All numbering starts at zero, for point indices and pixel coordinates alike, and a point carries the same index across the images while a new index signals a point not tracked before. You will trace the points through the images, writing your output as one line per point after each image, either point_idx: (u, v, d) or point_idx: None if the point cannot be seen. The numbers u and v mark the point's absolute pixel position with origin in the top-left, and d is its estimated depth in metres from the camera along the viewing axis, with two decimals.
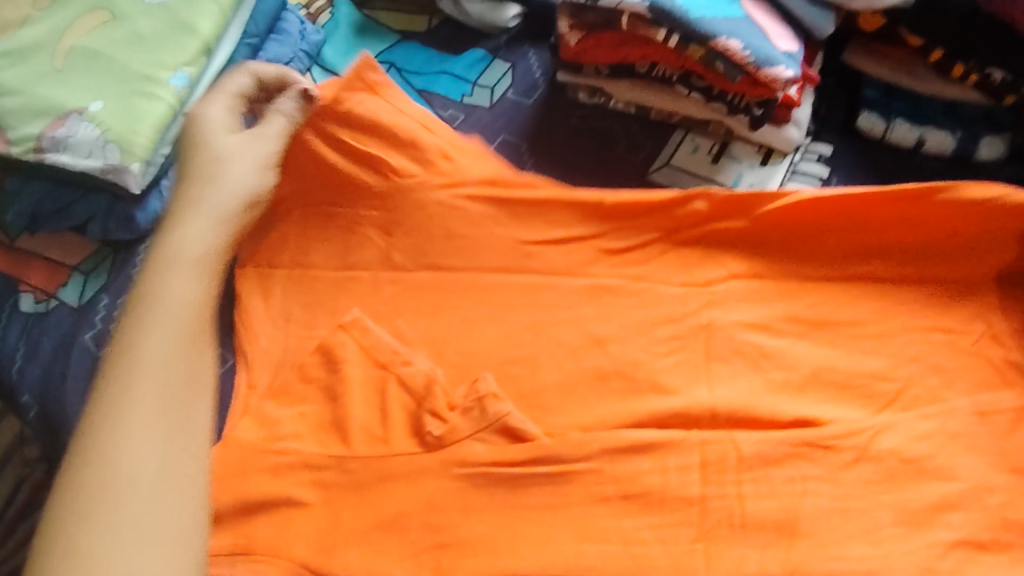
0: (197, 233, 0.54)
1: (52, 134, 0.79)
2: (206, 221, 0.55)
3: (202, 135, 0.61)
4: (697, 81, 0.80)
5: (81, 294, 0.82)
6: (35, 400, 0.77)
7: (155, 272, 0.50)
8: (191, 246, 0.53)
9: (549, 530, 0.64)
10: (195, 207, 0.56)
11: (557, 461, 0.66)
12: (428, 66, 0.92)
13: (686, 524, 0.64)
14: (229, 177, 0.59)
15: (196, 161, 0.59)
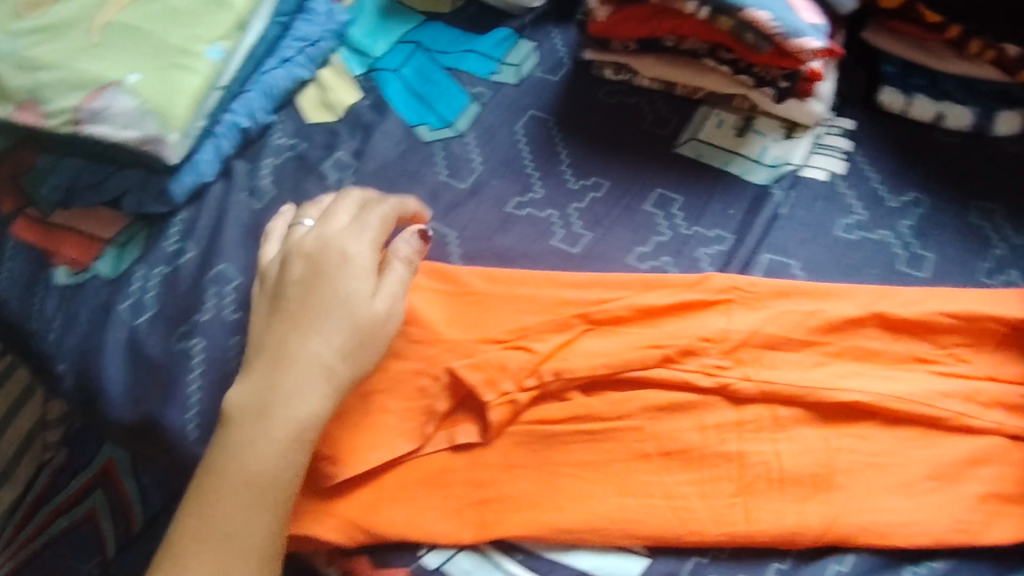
0: (310, 400, 0.62)
1: (88, 106, 0.80)
2: (312, 378, 0.62)
3: (318, 279, 0.66)
4: (725, 55, 0.81)
5: (115, 266, 0.82)
6: (71, 369, 0.80)
7: (251, 423, 0.61)
8: (297, 407, 0.61)
9: (591, 488, 0.64)
10: (317, 374, 0.62)
11: (593, 419, 0.67)
12: (453, 46, 0.94)
13: (727, 478, 0.64)
14: (350, 351, 0.64)
15: (307, 297, 0.65)
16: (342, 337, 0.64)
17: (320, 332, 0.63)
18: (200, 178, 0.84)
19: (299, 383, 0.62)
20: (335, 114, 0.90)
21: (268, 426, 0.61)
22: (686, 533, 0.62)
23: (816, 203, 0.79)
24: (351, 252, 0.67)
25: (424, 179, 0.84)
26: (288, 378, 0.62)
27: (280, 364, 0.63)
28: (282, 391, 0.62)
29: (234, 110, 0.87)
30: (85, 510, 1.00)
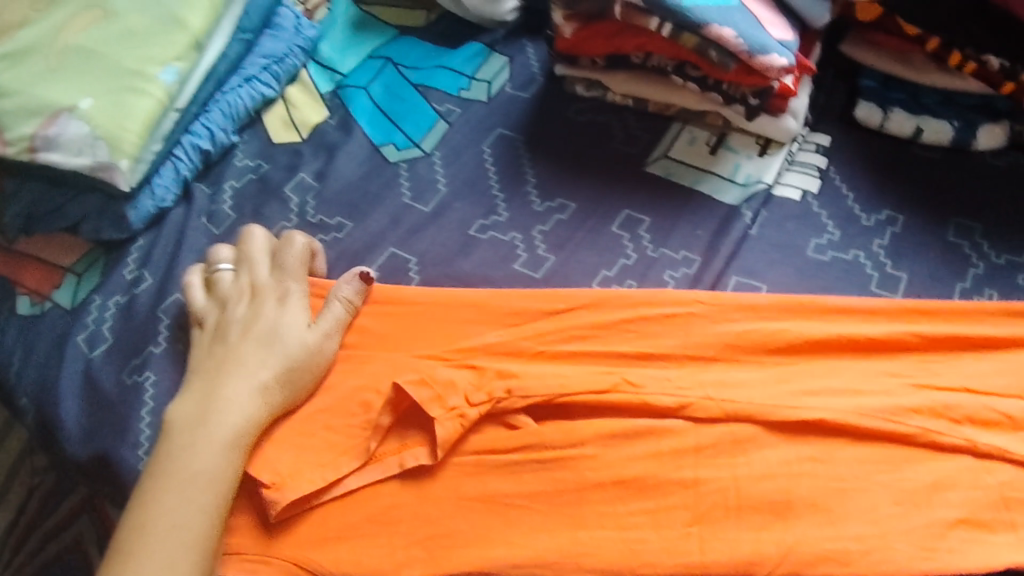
0: (244, 408, 0.66)
1: (44, 133, 0.79)
2: (246, 390, 0.66)
3: (251, 319, 0.71)
4: (692, 71, 0.79)
5: (74, 296, 0.81)
6: (30, 402, 0.79)
7: (189, 431, 0.65)
8: (230, 414, 0.65)
9: (543, 521, 0.63)
10: (251, 386, 0.67)
11: (549, 449, 0.65)
12: (424, 61, 0.92)
13: (681, 507, 0.62)
14: (283, 368, 0.68)
15: (245, 328, 0.70)
16: (274, 357, 0.68)
17: (255, 352, 0.69)
18: (159, 204, 0.83)
19: (235, 395, 0.66)
20: (301, 134, 0.88)
21: (205, 430, 0.64)
22: (639, 566, 0.60)
23: (786, 223, 0.77)
24: (287, 290, 0.72)
25: (385, 201, 0.82)
26: (224, 391, 0.66)
27: (218, 379, 0.67)
28: (219, 403, 0.66)
29: (194, 132, 0.86)
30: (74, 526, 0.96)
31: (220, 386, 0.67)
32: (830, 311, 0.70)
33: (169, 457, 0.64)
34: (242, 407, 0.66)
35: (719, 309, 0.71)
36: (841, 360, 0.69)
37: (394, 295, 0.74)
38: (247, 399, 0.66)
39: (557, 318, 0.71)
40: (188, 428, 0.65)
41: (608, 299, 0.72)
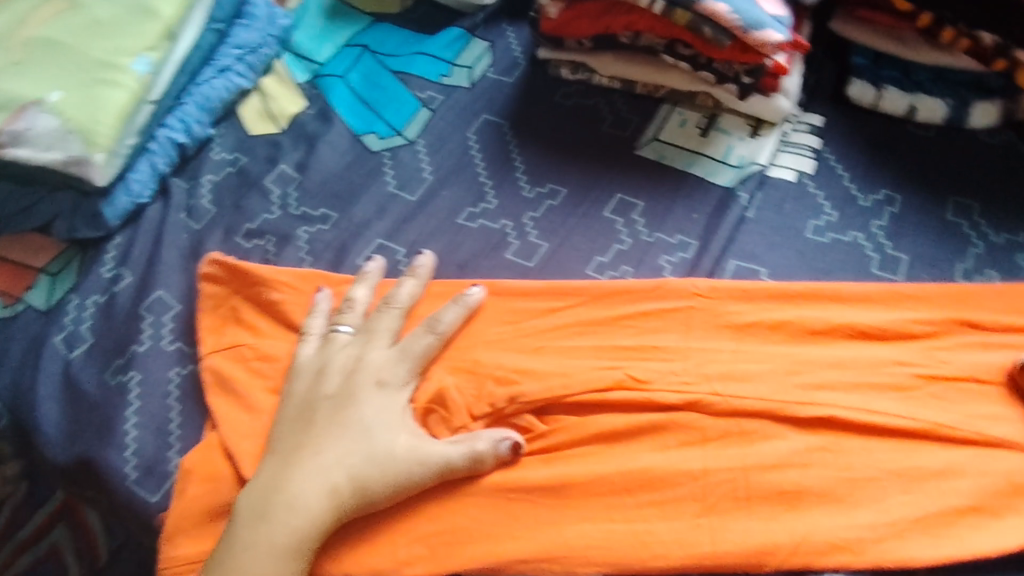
0: (310, 512, 0.59)
1: (10, 127, 0.74)
2: (316, 491, 0.60)
3: (348, 401, 0.63)
4: (683, 50, 0.76)
5: (49, 296, 0.78)
6: (4, 408, 0.75)
7: (248, 528, 0.59)
8: (295, 522, 0.59)
9: (546, 515, 0.61)
10: (323, 488, 0.60)
11: (553, 446, 0.64)
12: (402, 48, 0.88)
13: (688, 504, 0.61)
14: (364, 474, 0.60)
15: (334, 415, 0.63)
16: (356, 459, 0.60)
17: (341, 448, 0.61)
18: (136, 199, 0.80)
19: (302, 498, 0.59)
20: (278, 125, 0.85)
21: (262, 533, 0.58)
22: (644, 553, 0.58)
23: (783, 204, 0.75)
24: (387, 376, 0.65)
25: (371, 192, 0.79)
26: (293, 488, 0.60)
27: (290, 470, 0.61)
28: (281, 503, 0.59)
29: (169, 125, 0.83)
30: (47, 546, 1.06)
31: (290, 484, 0.60)
32: (832, 296, 0.70)
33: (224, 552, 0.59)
34: (310, 518, 0.59)
35: (716, 298, 0.69)
36: (841, 352, 0.67)
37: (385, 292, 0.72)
38: (318, 511, 0.59)
39: (557, 316, 0.70)
40: (247, 523, 0.59)
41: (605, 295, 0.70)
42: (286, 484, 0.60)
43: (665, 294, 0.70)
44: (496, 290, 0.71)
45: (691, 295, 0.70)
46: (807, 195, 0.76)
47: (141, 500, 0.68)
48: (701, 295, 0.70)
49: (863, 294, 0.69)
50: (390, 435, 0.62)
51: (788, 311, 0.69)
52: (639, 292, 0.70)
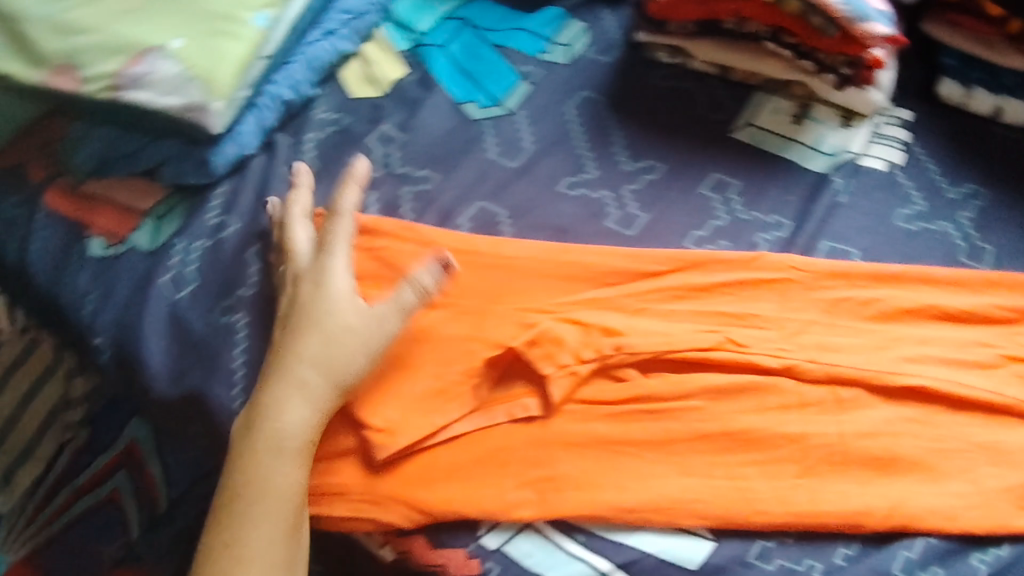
0: (300, 419, 0.65)
1: (129, 71, 0.77)
2: (297, 392, 0.65)
3: (295, 310, 0.69)
4: (788, 38, 0.80)
5: (154, 239, 0.81)
6: (108, 342, 0.78)
7: (246, 444, 0.65)
8: (287, 424, 0.64)
9: (651, 465, 0.64)
10: (303, 395, 0.65)
11: (657, 399, 0.66)
12: (503, 24, 0.92)
13: (790, 465, 0.63)
14: (334, 368, 0.66)
15: (298, 325, 0.68)
16: (316, 350, 0.66)
17: (306, 347, 0.67)
18: (242, 151, 0.82)
19: (286, 401, 0.65)
20: (380, 90, 0.88)
21: (260, 442, 0.64)
22: (746, 506, 0.62)
23: (873, 193, 0.78)
24: (330, 274, 0.70)
25: (471, 157, 0.82)
26: (275, 396, 0.65)
27: (267, 383, 0.66)
28: (267, 412, 0.65)
29: (276, 81, 0.84)
30: (107, 491, 1.11)
31: (272, 395, 0.66)
32: (922, 277, 0.72)
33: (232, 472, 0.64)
34: (300, 416, 0.65)
35: (812, 272, 0.72)
36: (934, 332, 0.70)
37: (490, 249, 0.74)
38: (305, 408, 0.65)
39: (658, 279, 0.72)
40: (243, 440, 0.65)
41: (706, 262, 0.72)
42: (265, 397, 0.66)
43: (762, 263, 0.72)
44: (599, 252, 0.73)
45: (789, 267, 0.72)
46: (896, 186, 0.79)
47: None
48: (797, 267, 0.72)
49: (952, 278, 0.72)
50: (346, 317, 0.68)
51: (880, 287, 0.72)
52: (736, 262, 0.72)
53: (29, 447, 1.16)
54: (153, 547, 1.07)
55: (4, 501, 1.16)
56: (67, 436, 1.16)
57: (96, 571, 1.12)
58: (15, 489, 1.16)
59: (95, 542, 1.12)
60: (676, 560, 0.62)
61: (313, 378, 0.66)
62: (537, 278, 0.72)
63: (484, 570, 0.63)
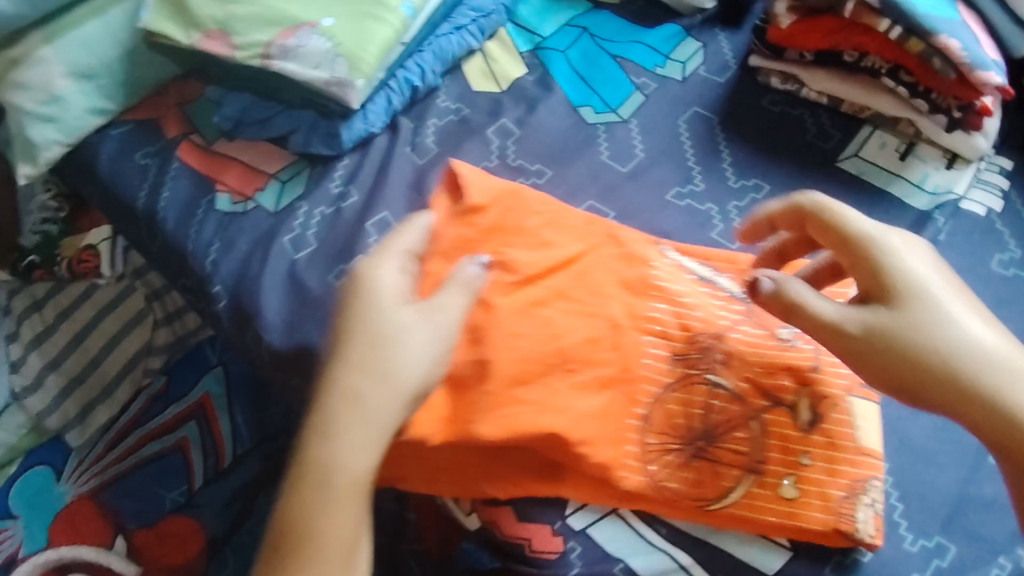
0: (360, 452, 0.52)
1: (281, 43, 0.83)
2: (360, 420, 0.52)
3: (358, 307, 0.56)
4: (906, 77, 0.82)
5: (277, 201, 0.85)
6: (226, 292, 0.82)
7: (302, 486, 0.52)
8: (350, 464, 0.52)
9: (687, 462, 0.64)
10: (357, 414, 0.52)
11: (712, 410, 0.65)
12: (621, 36, 0.96)
13: (825, 469, 0.63)
14: (393, 381, 0.54)
15: (348, 330, 0.55)
16: (371, 362, 0.54)
17: (366, 355, 0.54)
18: (369, 128, 0.87)
19: (352, 433, 0.52)
20: (500, 85, 0.92)
21: (315, 480, 0.52)
22: (792, 511, 0.62)
23: (972, 236, 0.80)
24: (393, 313, 0.56)
25: (582, 160, 0.86)
26: (336, 425, 0.52)
27: (321, 408, 0.53)
28: (321, 446, 0.52)
29: (408, 68, 0.90)
30: (177, 438, 1.10)
31: (330, 422, 0.52)
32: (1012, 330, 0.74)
33: (285, 515, 0.52)
34: (362, 455, 0.52)
35: None
36: None
37: (513, 224, 0.72)
38: (371, 432, 0.53)
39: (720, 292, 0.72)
40: (297, 475, 0.52)
41: (688, 249, 0.75)
42: (320, 416, 0.53)
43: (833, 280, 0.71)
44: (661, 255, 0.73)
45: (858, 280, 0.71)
46: (994, 230, 0.81)
47: None
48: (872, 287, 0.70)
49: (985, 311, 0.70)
50: (394, 315, 0.56)
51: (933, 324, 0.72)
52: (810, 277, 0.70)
53: (106, 389, 1.12)
54: (216, 503, 1.06)
55: (76, 435, 1.11)
56: (144, 382, 1.14)
57: (152, 515, 1.06)
58: (88, 426, 1.11)
59: (157, 487, 1.07)
60: (738, 554, 0.64)
61: (372, 397, 0.53)
62: (566, 259, 0.70)
63: (565, 549, 0.66)
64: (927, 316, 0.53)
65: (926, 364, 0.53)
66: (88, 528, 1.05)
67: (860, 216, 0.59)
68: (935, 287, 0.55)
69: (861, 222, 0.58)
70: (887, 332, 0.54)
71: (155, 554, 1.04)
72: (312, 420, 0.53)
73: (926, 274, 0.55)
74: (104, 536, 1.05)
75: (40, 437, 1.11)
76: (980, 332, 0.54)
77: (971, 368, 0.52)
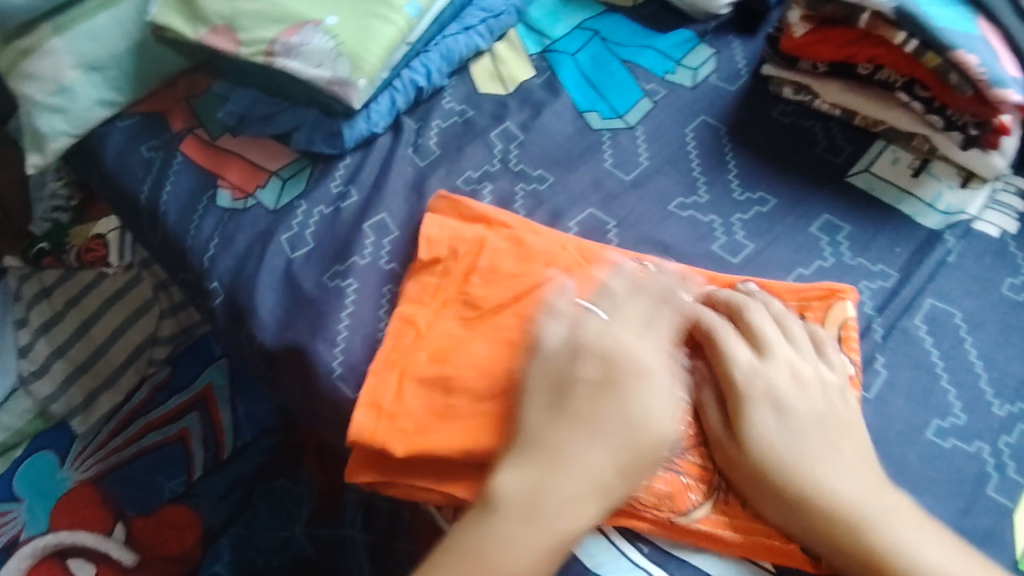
0: (582, 495, 0.56)
1: (285, 41, 0.82)
2: (598, 465, 0.57)
3: (632, 370, 0.60)
4: (921, 91, 0.79)
5: (277, 199, 0.85)
6: (222, 288, 0.82)
7: (535, 516, 0.56)
8: (582, 508, 0.56)
9: (646, 478, 0.63)
10: (590, 452, 0.57)
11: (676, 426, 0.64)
12: (633, 40, 0.94)
13: None
14: (639, 428, 0.58)
15: (580, 373, 0.60)
16: (643, 412, 0.58)
17: (654, 400, 0.59)
18: (372, 128, 0.86)
19: (585, 474, 0.57)
20: (506, 88, 0.91)
21: (551, 517, 0.56)
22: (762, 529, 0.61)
23: (984, 258, 0.78)
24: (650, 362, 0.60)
25: (585, 167, 0.84)
26: (572, 458, 0.57)
27: (558, 429, 0.58)
28: (558, 478, 0.56)
29: (413, 68, 0.89)
30: (178, 429, 1.11)
31: (591, 461, 0.57)
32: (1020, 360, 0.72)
33: (496, 541, 0.55)
34: (594, 501, 0.57)
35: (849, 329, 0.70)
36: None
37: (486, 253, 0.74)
38: (619, 478, 0.57)
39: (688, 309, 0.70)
40: (528, 508, 0.56)
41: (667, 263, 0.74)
42: (565, 449, 0.57)
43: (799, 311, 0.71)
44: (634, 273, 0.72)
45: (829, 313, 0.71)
46: (1007, 253, 0.78)
47: (343, 397, 0.73)
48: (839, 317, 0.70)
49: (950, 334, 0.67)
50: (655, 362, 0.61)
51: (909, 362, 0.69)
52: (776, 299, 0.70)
53: (111, 377, 1.13)
54: (212, 493, 1.07)
55: (80, 421, 1.12)
56: (149, 371, 1.15)
57: (149, 503, 1.07)
58: (92, 413, 1.12)
59: (157, 476, 1.08)
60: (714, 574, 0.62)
61: (620, 444, 0.57)
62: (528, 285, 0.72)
63: None
64: (787, 450, 0.59)
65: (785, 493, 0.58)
66: (88, 514, 1.06)
67: (743, 350, 0.63)
68: (807, 419, 0.61)
69: (742, 359, 0.63)
70: (768, 464, 0.59)
71: (151, 543, 1.03)
72: (550, 443, 0.58)
73: (790, 414, 0.61)
74: (104, 522, 1.05)
75: (46, 422, 1.13)
76: (840, 469, 0.59)
77: (842, 500, 0.57)
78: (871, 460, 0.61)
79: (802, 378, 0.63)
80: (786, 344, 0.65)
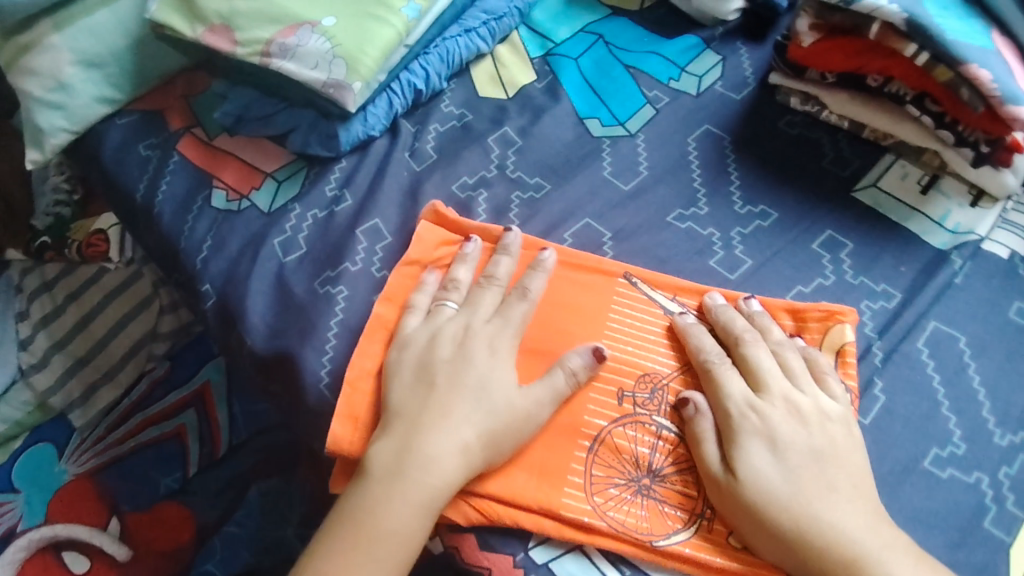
0: (443, 456, 0.60)
1: (281, 41, 0.81)
2: (456, 434, 0.60)
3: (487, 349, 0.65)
4: (931, 105, 0.77)
5: (272, 201, 0.84)
6: (214, 290, 0.81)
7: (392, 480, 0.59)
8: (437, 474, 0.59)
9: (633, 500, 0.62)
10: (440, 417, 0.61)
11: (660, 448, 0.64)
12: (638, 46, 0.92)
13: None
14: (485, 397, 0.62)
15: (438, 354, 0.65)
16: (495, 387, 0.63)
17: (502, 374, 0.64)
18: (368, 131, 0.85)
19: (442, 443, 0.60)
20: (506, 92, 0.90)
21: (408, 481, 0.59)
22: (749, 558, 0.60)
23: (992, 281, 0.75)
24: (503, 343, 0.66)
25: (583, 175, 0.83)
26: (428, 433, 0.60)
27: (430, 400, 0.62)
28: (416, 442, 0.60)
29: (412, 70, 0.88)
30: (175, 425, 1.11)
31: (453, 429, 0.61)
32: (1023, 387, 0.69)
33: (366, 506, 0.59)
34: (453, 466, 0.60)
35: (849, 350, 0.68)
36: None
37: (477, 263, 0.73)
38: (478, 447, 0.61)
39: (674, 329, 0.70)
40: (388, 474, 0.59)
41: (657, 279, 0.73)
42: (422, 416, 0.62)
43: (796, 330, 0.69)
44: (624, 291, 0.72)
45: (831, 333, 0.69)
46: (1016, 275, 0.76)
47: (329, 405, 0.72)
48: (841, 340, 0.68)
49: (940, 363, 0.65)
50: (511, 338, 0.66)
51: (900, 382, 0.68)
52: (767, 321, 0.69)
53: (109, 371, 1.13)
54: (207, 490, 1.07)
55: (79, 415, 1.12)
56: (148, 367, 1.15)
57: (144, 499, 1.07)
58: (90, 408, 1.12)
59: (153, 472, 1.08)
60: None
61: (477, 413, 0.61)
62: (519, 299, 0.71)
63: None
64: (793, 486, 0.58)
65: (788, 533, 0.57)
66: (83, 507, 1.06)
67: (738, 384, 0.63)
68: (804, 453, 0.60)
69: (736, 392, 0.63)
70: (761, 499, 0.58)
71: (144, 540, 1.04)
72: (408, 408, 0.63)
73: (790, 450, 0.60)
74: (99, 516, 1.05)
75: (44, 415, 1.13)
76: (846, 509, 0.58)
77: (843, 539, 0.56)
78: (870, 494, 0.60)
79: (799, 412, 0.62)
80: (783, 376, 0.64)
